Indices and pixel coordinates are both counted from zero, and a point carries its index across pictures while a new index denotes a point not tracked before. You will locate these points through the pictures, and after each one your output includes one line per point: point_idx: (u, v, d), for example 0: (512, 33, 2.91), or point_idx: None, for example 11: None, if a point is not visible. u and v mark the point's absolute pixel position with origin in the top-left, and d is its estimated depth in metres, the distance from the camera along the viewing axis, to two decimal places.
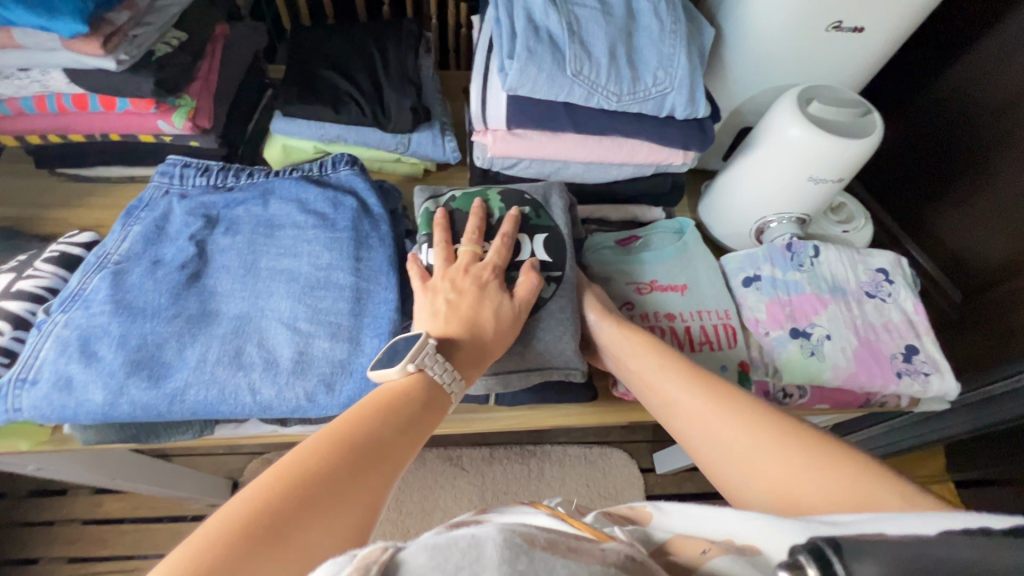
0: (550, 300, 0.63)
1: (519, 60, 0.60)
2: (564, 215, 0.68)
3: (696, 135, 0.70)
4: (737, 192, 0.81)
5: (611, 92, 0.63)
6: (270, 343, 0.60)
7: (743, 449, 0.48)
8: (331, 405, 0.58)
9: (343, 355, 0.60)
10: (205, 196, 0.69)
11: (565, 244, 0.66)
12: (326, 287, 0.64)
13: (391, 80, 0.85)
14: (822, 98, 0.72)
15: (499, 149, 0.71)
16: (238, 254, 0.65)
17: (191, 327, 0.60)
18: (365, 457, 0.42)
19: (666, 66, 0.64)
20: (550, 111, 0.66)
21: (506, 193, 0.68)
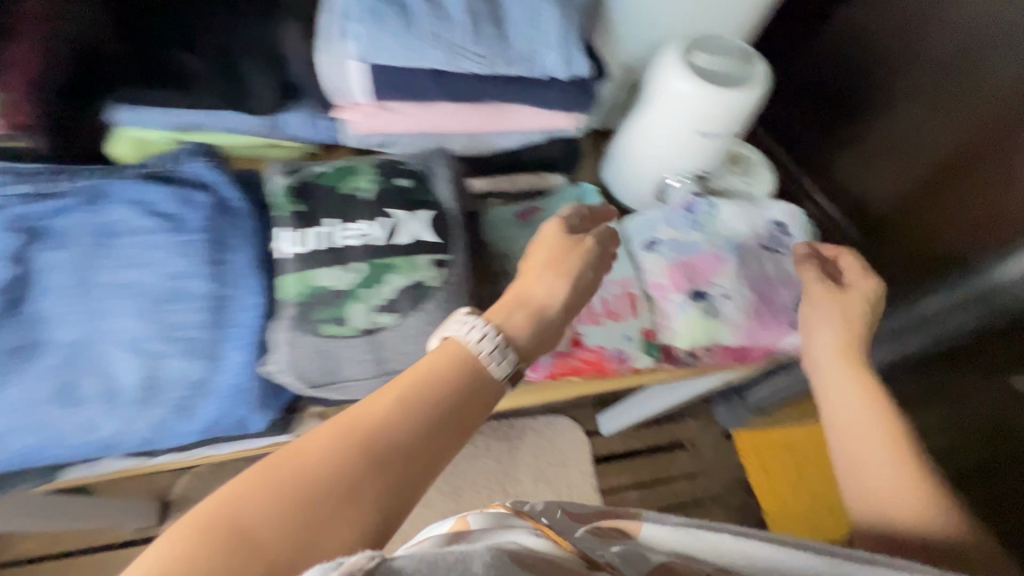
0: (439, 288, 0.53)
1: (365, 25, 0.54)
2: (451, 187, 0.60)
3: (581, 97, 0.66)
4: (633, 152, 0.78)
5: (475, 54, 0.57)
6: (112, 370, 0.54)
7: (875, 466, 0.53)
8: (188, 430, 0.56)
9: (199, 374, 0.55)
10: (20, 204, 0.58)
11: (453, 220, 0.57)
12: (177, 300, 0.56)
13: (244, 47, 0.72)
14: (705, 48, 0.69)
15: (367, 127, 0.64)
16: (68, 271, 0.56)
17: (18, 362, 0.53)
18: (369, 467, 0.36)
19: (535, 24, 0.59)
20: (416, 81, 0.60)
21: (382, 168, 0.59)
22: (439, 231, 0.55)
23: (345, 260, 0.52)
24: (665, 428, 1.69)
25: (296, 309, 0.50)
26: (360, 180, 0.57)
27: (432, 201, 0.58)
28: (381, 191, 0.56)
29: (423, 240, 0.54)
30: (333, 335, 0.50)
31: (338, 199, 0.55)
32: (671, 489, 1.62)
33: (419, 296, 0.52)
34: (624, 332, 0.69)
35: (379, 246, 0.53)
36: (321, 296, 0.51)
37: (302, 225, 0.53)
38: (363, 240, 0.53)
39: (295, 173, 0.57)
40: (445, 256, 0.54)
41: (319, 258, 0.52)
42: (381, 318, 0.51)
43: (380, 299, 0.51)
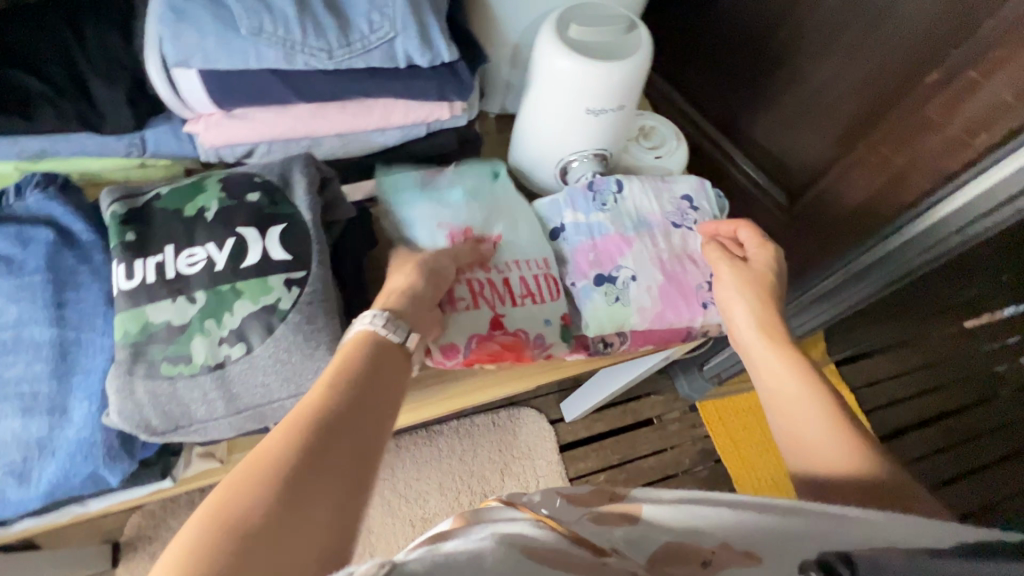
0: (293, 310, 0.48)
1: (170, 25, 0.48)
2: (308, 195, 0.54)
3: (451, 83, 0.61)
4: (527, 136, 0.73)
5: (316, 48, 0.52)
6: None
7: (787, 404, 0.52)
8: (30, 497, 0.51)
9: (40, 433, 0.50)
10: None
11: (310, 232, 0.52)
12: (14, 352, 0.51)
13: (83, 50, 0.60)
14: (582, 19, 0.64)
15: (216, 137, 0.59)
16: None
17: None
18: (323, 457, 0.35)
19: (381, 8, 0.54)
20: (256, 82, 0.54)
21: (230, 182, 0.53)
22: (292, 247, 0.51)
23: (183, 291, 0.47)
24: (628, 407, 1.60)
25: (125, 353, 0.45)
26: (206, 200, 0.52)
27: (288, 214, 0.52)
28: (226, 209, 0.51)
29: (275, 257, 0.50)
30: (171, 376, 0.46)
31: (178, 223, 0.50)
32: (640, 468, 1.53)
33: (269, 321, 0.47)
34: (546, 315, 0.66)
35: (221, 271, 0.48)
36: (154, 335, 0.46)
37: (133, 257, 0.48)
38: (204, 266, 0.48)
39: (128, 199, 0.52)
40: (299, 272, 0.49)
41: (149, 292, 0.47)
42: (226, 350, 0.46)
43: (225, 329, 0.47)
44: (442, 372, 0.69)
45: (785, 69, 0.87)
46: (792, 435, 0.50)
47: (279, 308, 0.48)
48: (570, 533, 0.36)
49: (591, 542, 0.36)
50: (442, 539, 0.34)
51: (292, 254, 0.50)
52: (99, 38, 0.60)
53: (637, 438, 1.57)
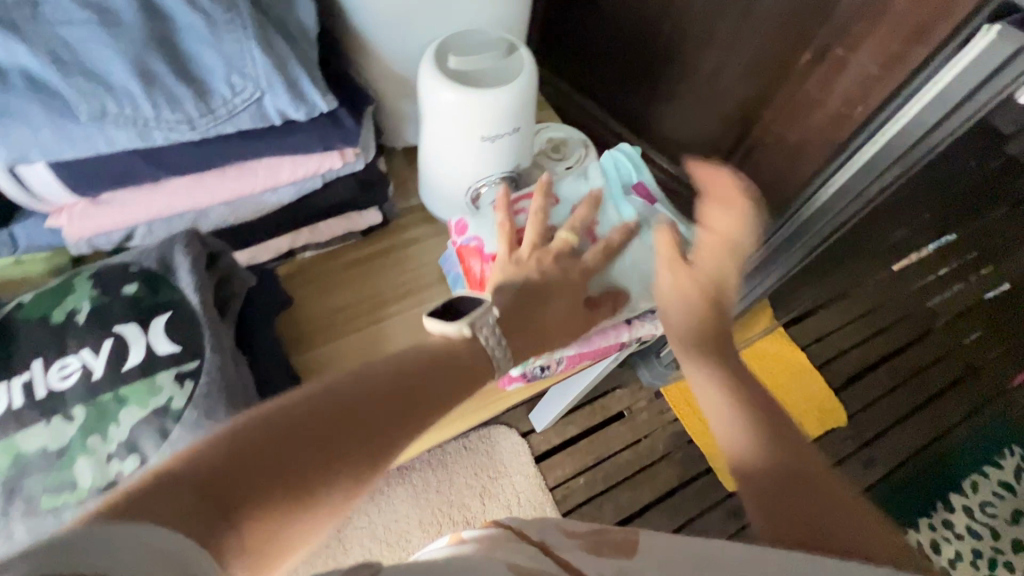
0: (191, 407, 0.45)
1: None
2: (192, 276, 0.50)
3: (334, 132, 0.58)
4: (430, 168, 0.72)
5: (172, 122, 0.48)
6: None
7: (741, 422, 0.54)
8: None
9: None
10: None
11: (199, 318, 0.48)
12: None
13: None
14: (462, 48, 0.63)
15: (85, 227, 0.54)
16: None
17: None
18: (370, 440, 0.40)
19: (239, 69, 0.50)
20: (114, 164, 0.50)
21: (104, 276, 0.49)
22: (181, 336, 0.47)
23: (59, 409, 0.43)
24: (596, 405, 1.60)
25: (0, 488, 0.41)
26: (76, 302, 0.47)
27: (173, 300, 0.49)
28: (100, 308, 0.47)
29: (162, 352, 0.46)
30: (59, 505, 0.42)
31: (45, 332, 0.46)
32: (616, 464, 1.53)
33: (162, 426, 0.44)
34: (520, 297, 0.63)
35: (100, 379, 0.44)
36: (30, 464, 0.42)
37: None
38: (78, 377, 0.44)
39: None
40: (190, 363, 0.46)
41: (19, 418, 0.42)
42: (117, 466, 0.43)
43: (112, 445, 0.43)
44: None
45: (676, 65, 0.89)
46: (749, 445, 0.52)
47: (172, 407, 0.45)
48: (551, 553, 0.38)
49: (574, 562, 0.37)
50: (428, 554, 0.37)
51: (181, 344, 0.47)
52: None
53: (609, 434, 1.57)
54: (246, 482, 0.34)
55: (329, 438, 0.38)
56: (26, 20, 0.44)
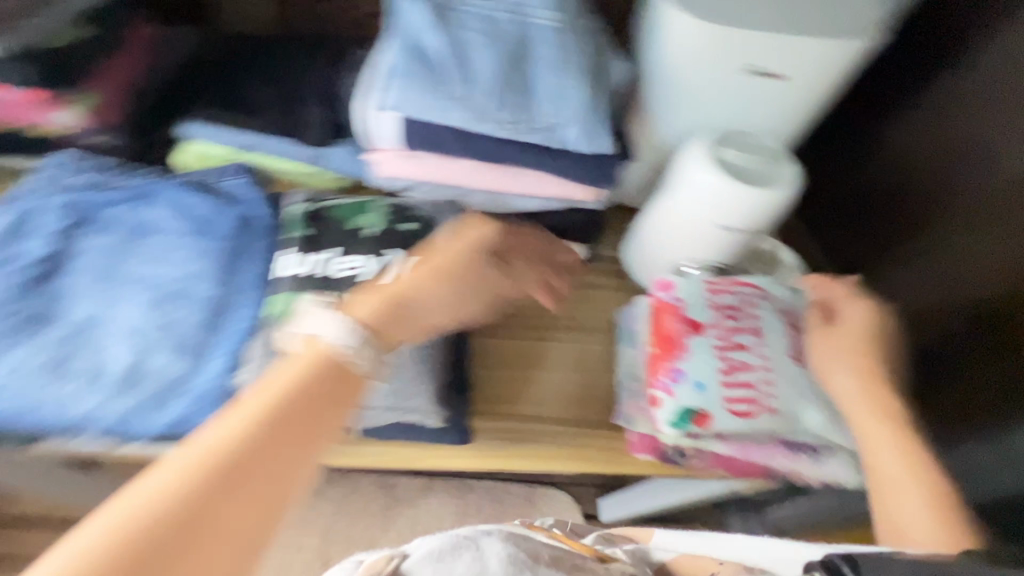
0: (416, 332, 0.53)
1: (398, 82, 0.58)
2: (451, 237, 0.61)
3: (598, 170, 0.67)
4: (649, 232, 0.77)
5: (498, 119, 0.60)
6: (103, 353, 0.56)
7: (898, 485, 0.49)
8: (153, 424, 0.55)
9: (180, 373, 0.57)
10: (87, 194, 0.67)
11: (444, 269, 0.58)
12: (185, 297, 0.61)
13: (309, 90, 0.83)
14: (734, 146, 0.69)
15: (389, 169, 0.68)
16: (103, 254, 0.63)
17: (25, 328, 0.57)
18: (271, 478, 0.37)
19: (560, 99, 0.61)
20: (438, 133, 0.63)
21: (393, 209, 0.62)
22: (429, 277, 0.57)
23: (334, 288, 0.55)
24: None
25: (275, 327, 0.53)
26: (371, 220, 0.60)
27: (433, 248, 0.59)
28: (384, 231, 0.59)
29: (414, 282, 0.56)
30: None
31: (345, 231, 0.59)
32: None
33: (392, 336, 0.53)
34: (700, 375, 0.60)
35: (365, 281, 0.55)
36: (298, 319, 0.53)
37: (306, 250, 0.58)
38: (355, 273, 0.56)
39: (315, 202, 0.62)
40: (429, 300, 0.55)
41: (310, 284, 0.55)
42: None
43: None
44: (513, 429, 0.70)
45: (926, 235, 0.70)
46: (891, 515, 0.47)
47: (401, 327, 0.53)
48: (572, 542, 0.50)
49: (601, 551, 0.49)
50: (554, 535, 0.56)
51: (428, 284, 0.56)
52: (319, 84, 0.83)
53: None
54: (181, 542, 0.32)
55: (246, 497, 0.35)
56: (448, 21, 0.59)
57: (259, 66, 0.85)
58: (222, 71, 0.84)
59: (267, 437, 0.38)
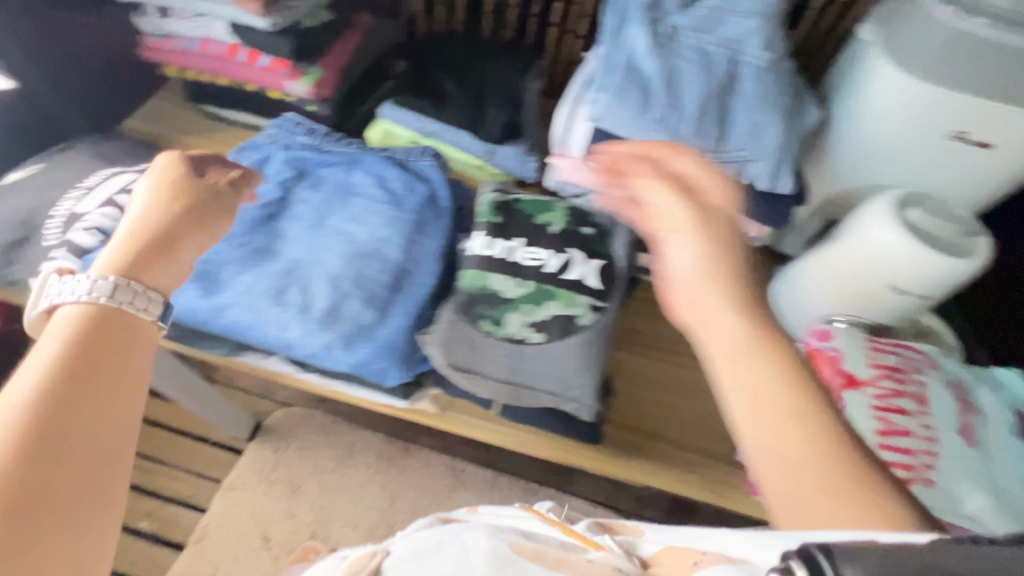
0: (589, 327, 0.57)
1: (607, 101, 0.61)
2: (624, 245, 0.63)
3: (774, 209, 0.68)
4: (803, 279, 0.77)
5: (694, 144, 0.62)
6: (310, 290, 0.65)
7: (758, 402, 0.35)
8: (344, 362, 0.62)
9: (369, 320, 0.64)
10: (306, 152, 0.77)
11: (617, 274, 0.61)
12: (377, 256, 0.68)
13: (494, 91, 0.90)
14: (921, 208, 0.67)
15: (570, 175, 0.72)
16: (312, 207, 0.72)
17: (253, 257, 0.66)
18: (86, 443, 0.34)
19: (756, 135, 0.62)
20: (628, 149, 0.67)
21: (573, 211, 0.65)
22: (604, 281, 0.60)
23: (518, 274, 0.59)
24: None
25: (465, 298, 0.59)
26: (554, 218, 0.64)
27: (607, 254, 0.63)
28: (566, 229, 0.63)
29: (591, 283, 0.59)
30: (486, 330, 0.57)
31: (531, 224, 0.63)
32: None
33: (568, 328, 0.57)
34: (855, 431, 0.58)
35: (549, 274, 0.59)
36: (487, 295, 0.59)
37: (494, 235, 0.62)
38: (539, 264, 0.60)
39: (503, 193, 0.67)
40: (602, 303, 0.59)
41: (497, 266, 0.60)
42: (528, 333, 0.57)
43: (535, 317, 0.58)
44: (636, 443, 0.72)
45: None
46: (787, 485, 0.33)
47: (576, 321, 0.57)
48: (569, 531, 0.51)
49: (593, 538, 0.49)
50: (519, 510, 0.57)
51: (602, 287, 0.60)
52: (504, 87, 0.91)
53: None
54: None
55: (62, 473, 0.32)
56: (666, 46, 0.62)
57: (452, 64, 0.93)
58: (418, 64, 0.94)
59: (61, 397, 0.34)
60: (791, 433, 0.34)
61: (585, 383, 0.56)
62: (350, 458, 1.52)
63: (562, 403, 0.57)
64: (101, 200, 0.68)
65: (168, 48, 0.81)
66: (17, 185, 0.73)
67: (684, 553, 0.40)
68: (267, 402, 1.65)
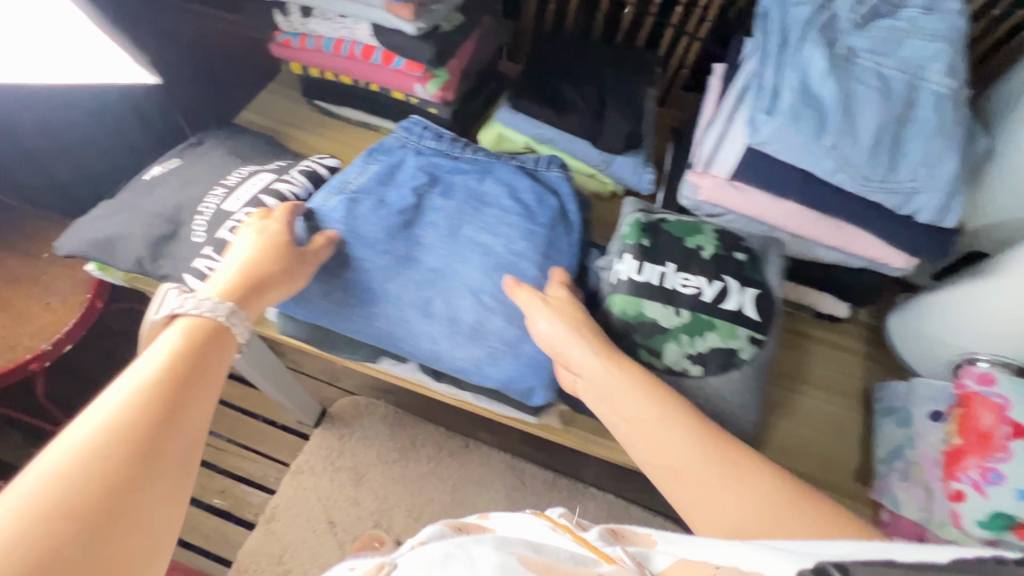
0: (748, 361, 0.58)
1: (784, 119, 0.59)
2: (777, 274, 0.62)
3: (932, 242, 0.65)
4: (939, 314, 0.75)
5: (862, 174, 0.60)
6: (455, 303, 0.66)
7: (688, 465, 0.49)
8: (492, 377, 0.65)
9: (512, 337, 0.64)
10: (437, 158, 0.76)
11: (774, 306, 0.60)
12: (516, 270, 0.67)
13: (617, 100, 0.87)
14: None
15: (712, 195, 0.70)
16: (446, 215, 0.71)
17: (397, 265, 0.67)
18: (174, 449, 0.42)
19: (931, 166, 0.59)
20: (782, 173, 0.65)
21: (724, 235, 0.63)
22: (762, 312, 0.58)
23: (674, 303, 0.58)
24: None
25: (620, 326, 0.59)
26: (705, 242, 0.61)
27: (762, 283, 0.60)
28: (720, 255, 0.60)
29: (750, 315, 0.58)
30: (643, 360, 0.58)
31: (682, 248, 0.61)
32: None
33: (727, 361, 0.57)
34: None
35: (707, 303, 0.58)
36: (642, 323, 0.58)
37: (642, 260, 0.60)
38: (694, 292, 0.58)
39: (648, 213, 0.64)
40: (761, 335, 0.58)
41: (651, 292, 0.58)
42: (686, 364, 0.57)
43: (694, 348, 0.57)
44: None
45: None
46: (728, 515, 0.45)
47: (736, 355, 0.57)
48: (580, 539, 0.47)
49: (604, 550, 0.45)
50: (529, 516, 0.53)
51: (760, 319, 0.58)
52: (626, 96, 0.88)
53: None
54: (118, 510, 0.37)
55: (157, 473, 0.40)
56: (843, 70, 0.59)
57: (571, 68, 0.91)
58: (536, 67, 0.92)
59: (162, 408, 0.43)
60: (706, 469, 0.48)
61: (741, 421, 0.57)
62: (411, 451, 1.51)
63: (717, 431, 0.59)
64: (247, 199, 0.69)
65: (300, 48, 0.81)
66: (160, 179, 0.74)
67: (708, 571, 0.39)
68: (333, 389, 1.62)
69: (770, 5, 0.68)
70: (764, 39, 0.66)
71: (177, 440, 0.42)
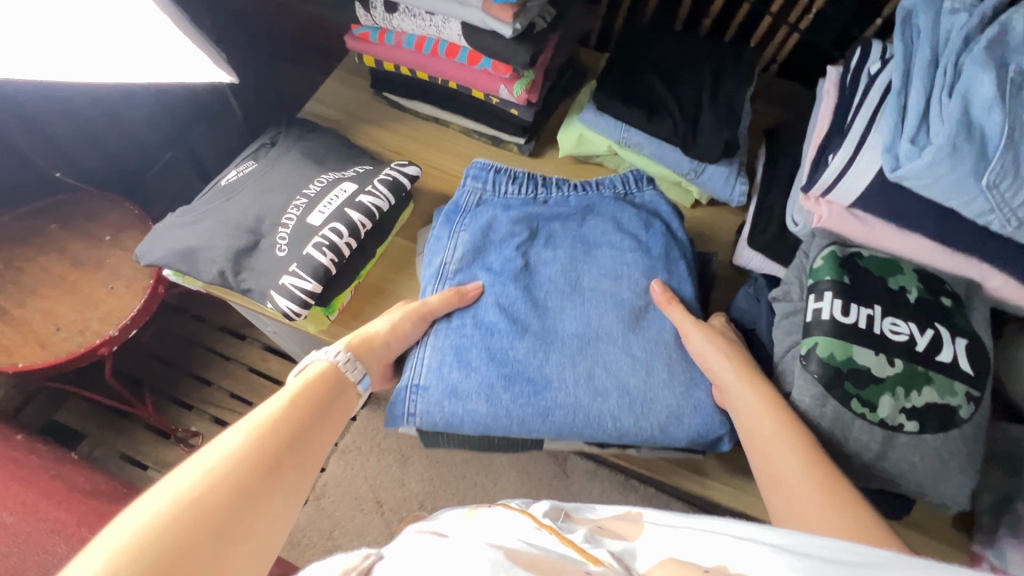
0: (966, 420, 0.57)
1: (939, 153, 0.52)
2: (982, 322, 0.61)
3: None
4: None
5: (1016, 218, 0.53)
6: (615, 368, 0.63)
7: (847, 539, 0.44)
8: (681, 437, 0.61)
9: (681, 389, 0.62)
10: (529, 208, 0.73)
11: (985, 355, 0.60)
12: (653, 311, 0.66)
13: (714, 104, 0.80)
14: None
15: (830, 224, 0.65)
16: (561, 269, 0.68)
17: (541, 344, 0.64)
18: (283, 486, 0.42)
19: None
20: (914, 207, 0.59)
21: (922, 275, 0.62)
22: (977, 366, 0.59)
23: (888, 354, 0.57)
24: None
25: (828, 373, 0.57)
26: (908, 283, 0.61)
27: (970, 330, 0.60)
28: (925, 300, 0.61)
29: (966, 370, 0.58)
30: (857, 412, 0.57)
31: (884, 289, 0.61)
32: None
33: (947, 418, 0.57)
34: None
35: (920, 353, 0.58)
36: (853, 370, 0.57)
37: (847, 298, 0.60)
38: (907, 339, 0.58)
39: (843, 246, 0.64)
40: (976, 392, 0.58)
41: (859, 339, 0.58)
42: (902, 421, 0.57)
43: (908, 402, 0.57)
44: None
45: None
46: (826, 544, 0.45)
47: (956, 413, 0.57)
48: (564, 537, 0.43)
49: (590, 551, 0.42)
50: (507, 513, 0.47)
51: (976, 373, 0.58)
52: (724, 99, 0.81)
53: None
54: (218, 533, 0.36)
55: (262, 506, 0.40)
56: (1008, 98, 0.52)
57: (663, 64, 0.84)
58: (623, 62, 0.85)
59: (281, 443, 0.44)
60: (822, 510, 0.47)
61: (958, 483, 0.57)
62: None
63: (928, 495, 0.58)
64: (331, 214, 0.67)
65: (380, 43, 0.77)
66: (238, 186, 0.72)
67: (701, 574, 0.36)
68: None
69: (919, 9, 0.61)
70: (909, 52, 0.60)
71: (293, 467, 0.44)
